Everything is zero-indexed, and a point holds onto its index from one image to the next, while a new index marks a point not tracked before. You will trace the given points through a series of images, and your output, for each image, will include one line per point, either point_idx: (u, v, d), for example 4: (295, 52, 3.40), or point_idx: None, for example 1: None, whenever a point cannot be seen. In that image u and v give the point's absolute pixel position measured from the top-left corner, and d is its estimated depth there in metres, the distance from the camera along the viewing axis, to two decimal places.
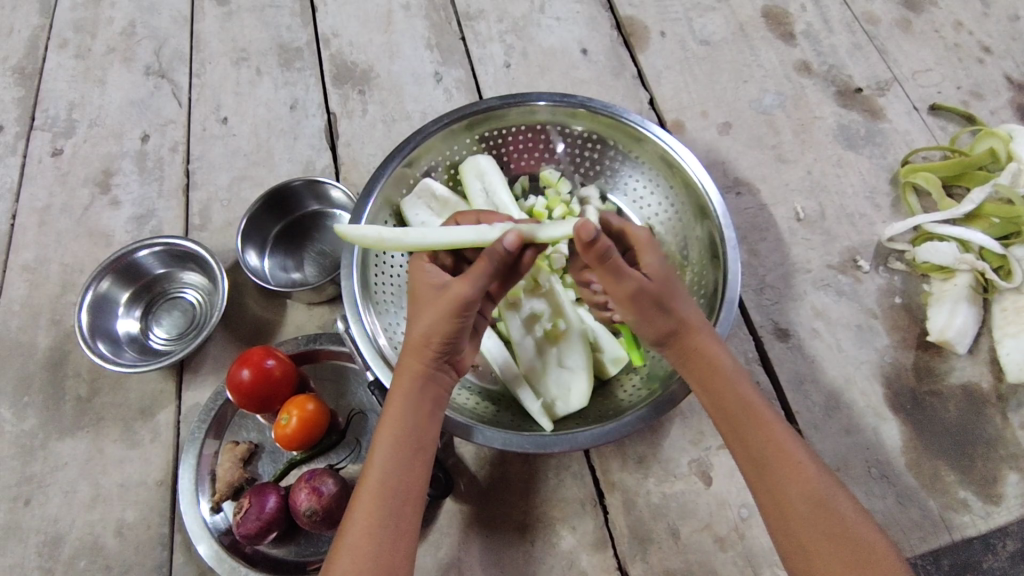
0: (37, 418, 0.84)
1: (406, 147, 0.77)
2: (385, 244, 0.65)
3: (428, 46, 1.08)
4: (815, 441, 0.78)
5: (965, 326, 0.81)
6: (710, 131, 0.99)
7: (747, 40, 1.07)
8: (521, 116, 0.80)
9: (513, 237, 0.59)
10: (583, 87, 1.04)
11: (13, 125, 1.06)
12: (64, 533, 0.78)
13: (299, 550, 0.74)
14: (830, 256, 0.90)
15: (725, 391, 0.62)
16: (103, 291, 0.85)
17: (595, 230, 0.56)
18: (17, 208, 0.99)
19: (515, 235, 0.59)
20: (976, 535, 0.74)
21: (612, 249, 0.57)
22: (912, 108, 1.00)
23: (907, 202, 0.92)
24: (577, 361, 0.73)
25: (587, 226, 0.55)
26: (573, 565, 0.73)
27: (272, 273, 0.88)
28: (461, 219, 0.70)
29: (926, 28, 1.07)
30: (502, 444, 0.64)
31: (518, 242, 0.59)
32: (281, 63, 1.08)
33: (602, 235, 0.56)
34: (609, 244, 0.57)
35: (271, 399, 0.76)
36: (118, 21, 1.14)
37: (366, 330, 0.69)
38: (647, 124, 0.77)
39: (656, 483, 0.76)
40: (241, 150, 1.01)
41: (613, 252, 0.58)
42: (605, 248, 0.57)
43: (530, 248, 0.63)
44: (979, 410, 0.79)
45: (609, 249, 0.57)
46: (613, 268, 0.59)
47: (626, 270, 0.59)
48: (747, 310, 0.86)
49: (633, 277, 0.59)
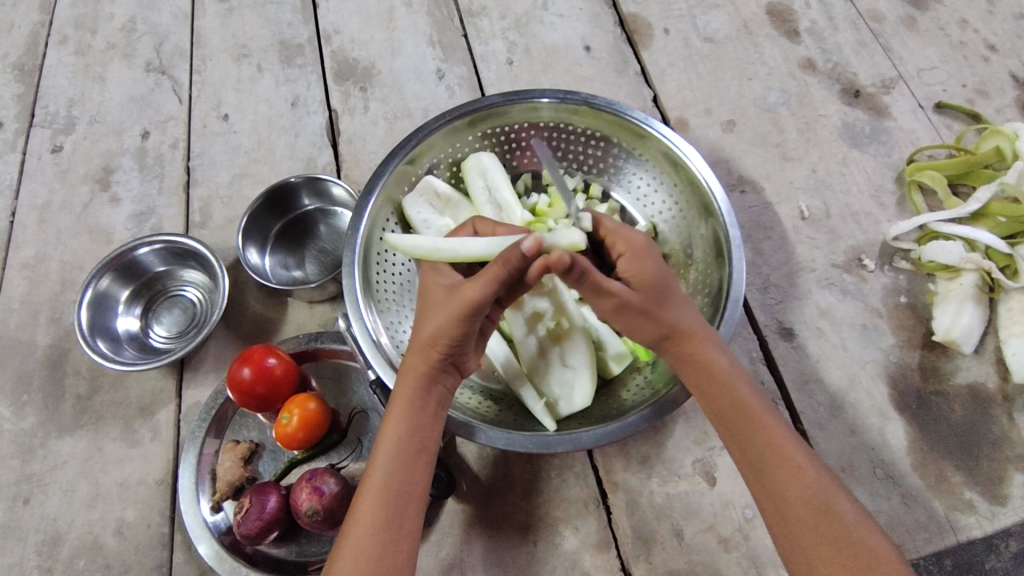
0: (36, 417, 0.84)
1: (407, 144, 0.76)
2: (437, 255, 0.66)
3: (430, 43, 1.07)
4: (820, 441, 0.77)
5: (971, 326, 0.80)
6: (714, 129, 0.99)
7: (751, 38, 1.07)
8: (524, 113, 0.80)
9: (533, 242, 0.56)
10: (586, 84, 1.03)
11: (13, 121, 1.05)
12: (63, 533, 0.77)
13: (299, 550, 0.73)
14: (835, 256, 0.89)
15: (722, 395, 0.61)
16: (103, 288, 0.84)
17: (570, 260, 0.57)
18: (17, 205, 0.98)
19: (535, 240, 0.57)
20: (981, 537, 0.73)
21: (589, 271, 0.59)
22: (917, 107, 0.99)
23: (912, 201, 0.91)
24: (579, 360, 0.73)
25: (559, 257, 0.56)
26: (576, 566, 0.72)
27: (273, 271, 0.87)
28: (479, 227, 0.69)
29: (931, 26, 1.06)
30: (504, 445, 0.64)
31: (537, 247, 0.57)
32: (282, 59, 1.07)
33: (577, 258, 0.58)
34: (586, 266, 0.58)
35: (270, 397, 0.75)
36: (118, 17, 1.13)
37: (367, 328, 0.68)
38: (650, 121, 0.76)
39: (660, 483, 0.76)
40: (242, 147, 1.00)
41: (590, 273, 0.59)
42: (582, 270, 0.58)
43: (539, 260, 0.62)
44: (985, 411, 0.79)
45: (586, 271, 0.59)
46: (594, 286, 0.60)
47: (608, 286, 0.60)
48: (752, 310, 0.86)
49: (613, 293, 0.61)
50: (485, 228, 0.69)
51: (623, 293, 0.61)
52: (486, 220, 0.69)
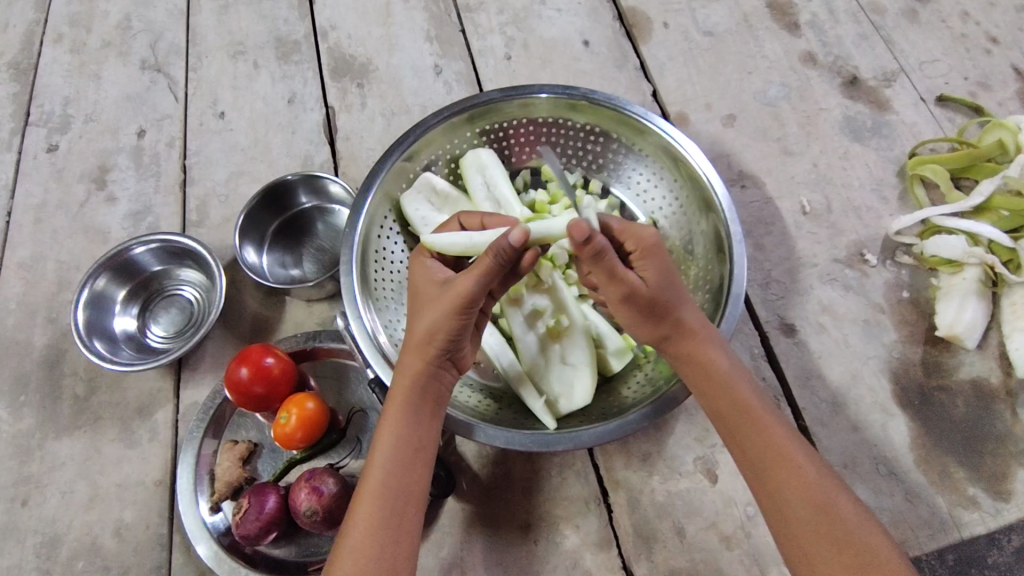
0: (33, 418, 0.83)
1: (405, 141, 0.75)
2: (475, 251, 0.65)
3: (427, 38, 1.07)
4: (822, 438, 0.77)
5: (974, 321, 0.80)
6: (715, 123, 0.98)
7: (752, 31, 1.06)
8: (523, 109, 0.79)
9: (520, 234, 0.54)
10: (584, 79, 1.02)
11: (8, 121, 1.04)
12: (62, 534, 0.77)
13: (300, 550, 0.73)
14: (837, 250, 0.88)
15: (721, 394, 0.61)
16: (99, 289, 0.83)
17: (588, 229, 0.54)
18: (13, 204, 0.97)
19: (522, 232, 0.55)
20: (984, 533, 0.72)
21: (607, 249, 0.56)
22: (919, 100, 0.98)
23: (915, 195, 0.90)
24: (580, 357, 0.72)
25: (579, 227, 0.54)
26: (577, 565, 0.72)
27: (270, 269, 0.86)
28: (490, 222, 0.67)
29: (933, 18, 1.05)
30: (504, 443, 0.63)
31: (525, 238, 0.55)
32: (279, 55, 1.07)
33: (596, 234, 0.55)
34: (604, 245, 0.56)
35: (269, 397, 0.75)
36: (114, 15, 1.12)
37: (366, 327, 0.67)
38: (650, 117, 0.75)
39: (661, 481, 0.75)
40: (239, 145, 0.99)
41: (607, 254, 0.56)
42: (599, 248, 0.56)
43: (531, 248, 0.60)
44: (987, 406, 0.78)
45: (604, 250, 0.56)
46: (608, 271, 0.58)
47: (621, 272, 0.58)
48: (753, 305, 0.85)
49: (625, 280, 0.59)
50: (472, 221, 0.68)
51: (633, 283, 0.59)
52: (472, 215, 0.68)
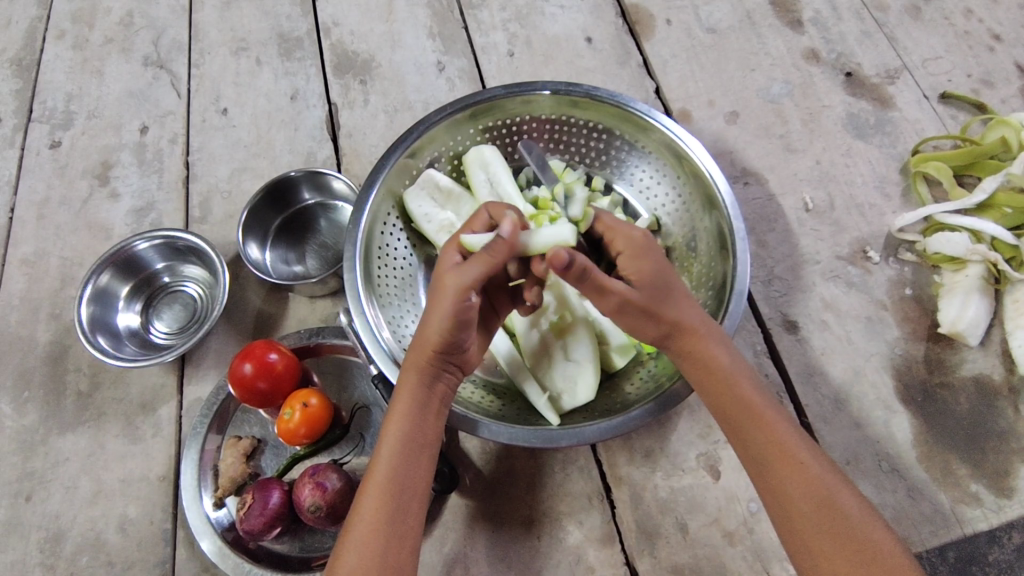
0: (37, 414, 0.83)
1: (408, 138, 0.75)
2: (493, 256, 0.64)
3: (430, 35, 1.07)
4: (825, 434, 0.77)
5: (977, 318, 0.80)
6: (717, 120, 0.98)
7: (755, 28, 1.06)
8: (526, 106, 0.79)
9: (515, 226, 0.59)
10: (588, 76, 1.02)
11: (12, 117, 1.04)
12: (65, 530, 0.77)
13: (303, 546, 0.73)
14: (840, 247, 0.88)
15: (723, 391, 0.61)
16: (103, 285, 0.84)
17: (567, 258, 0.56)
18: (15, 201, 0.97)
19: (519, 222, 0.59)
20: (986, 529, 0.73)
21: (590, 267, 0.58)
22: (922, 97, 0.98)
23: (918, 192, 0.90)
24: (582, 353, 0.72)
25: (559, 256, 0.55)
26: (580, 561, 0.72)
27: (273, 265, 0.86)
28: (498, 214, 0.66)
29: (936, 15, 1.05)
30: (507, 439, 0.63)
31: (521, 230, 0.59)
32: (281, 52, 1.07)
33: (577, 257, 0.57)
34: (585, 263, 0.57)
35: (272, 394, 0.75)
36: (117, 11, 1.12)
37: (369, 323, 0.68)
38: (653, 113, 0.75)
39: (664, 477, 0.75)
40: (241, 141, 0.99)
41: (590, 271, 0.58)
42: (582, 267, 0.57)
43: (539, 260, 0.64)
44: (991, 403, 0.78)
45: (586, 269, 0.57)
46: (596, 282, 0.59)
47: (608, 283, 0.59)
48: (756, 302, 0.85)
49: (616, 291, 0.60)
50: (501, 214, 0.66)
51: (623, 292, 0.59)
52: (501, 208, 0.66)
